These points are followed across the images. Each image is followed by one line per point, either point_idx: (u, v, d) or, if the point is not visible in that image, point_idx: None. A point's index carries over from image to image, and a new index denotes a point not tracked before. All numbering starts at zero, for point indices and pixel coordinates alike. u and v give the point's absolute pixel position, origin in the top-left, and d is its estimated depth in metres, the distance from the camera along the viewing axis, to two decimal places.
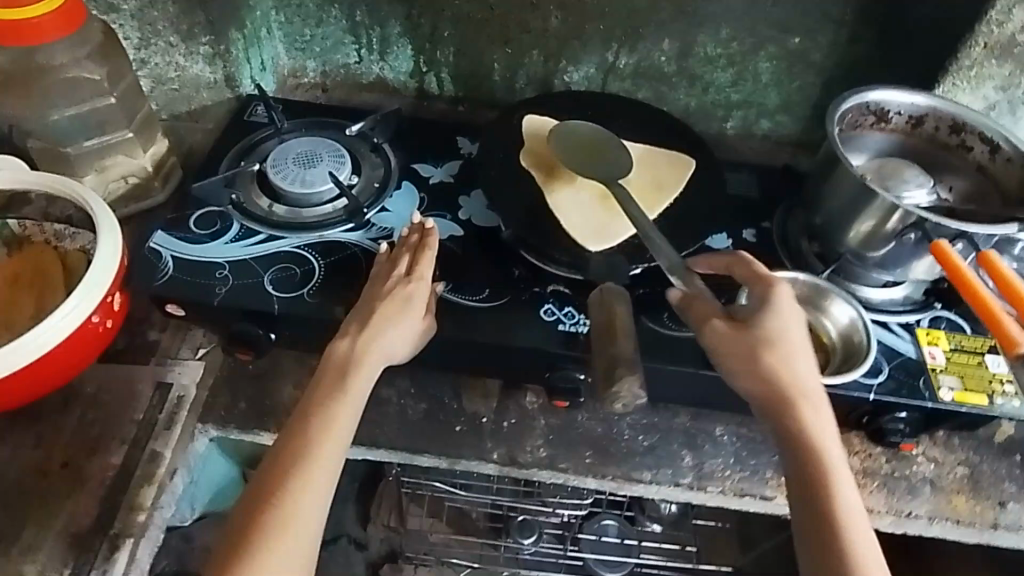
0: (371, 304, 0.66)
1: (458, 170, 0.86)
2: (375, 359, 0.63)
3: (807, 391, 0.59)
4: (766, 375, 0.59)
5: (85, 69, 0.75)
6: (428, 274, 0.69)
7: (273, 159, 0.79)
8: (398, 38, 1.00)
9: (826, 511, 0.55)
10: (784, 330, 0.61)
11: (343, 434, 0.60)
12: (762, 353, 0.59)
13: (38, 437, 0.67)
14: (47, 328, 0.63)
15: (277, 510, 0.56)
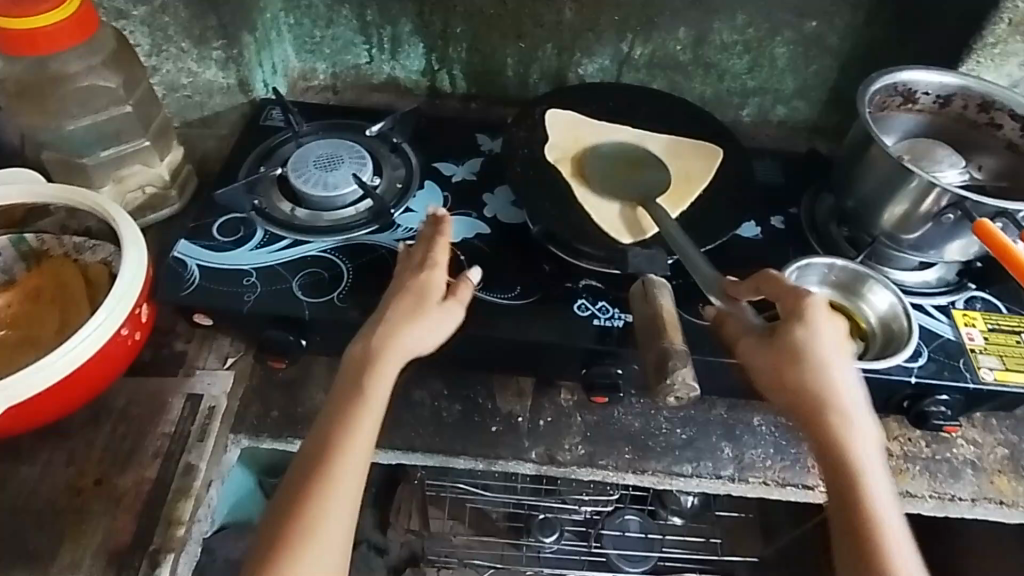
0: (388, 303, 0.64)
1: (480, 168, 0.84)
2: (394, 354, 0.61)
3: (842, 400, 0.57)
4: (798, 385, 0.57)
5: (100, 77, 0.73)
6: (439, 266, 0.66)
7: (294, 162, 0.78)
8: (409, 37, 0.99)
9: (863, 527, 0.52)
10: (821, 337, 0.57)
11: (367, 441, 0.58)
12: (792, 362, 0.57)
13: (69, 454, 0.66)
14: (77, 343, 0.62)
15: (301, 525, 0.54)
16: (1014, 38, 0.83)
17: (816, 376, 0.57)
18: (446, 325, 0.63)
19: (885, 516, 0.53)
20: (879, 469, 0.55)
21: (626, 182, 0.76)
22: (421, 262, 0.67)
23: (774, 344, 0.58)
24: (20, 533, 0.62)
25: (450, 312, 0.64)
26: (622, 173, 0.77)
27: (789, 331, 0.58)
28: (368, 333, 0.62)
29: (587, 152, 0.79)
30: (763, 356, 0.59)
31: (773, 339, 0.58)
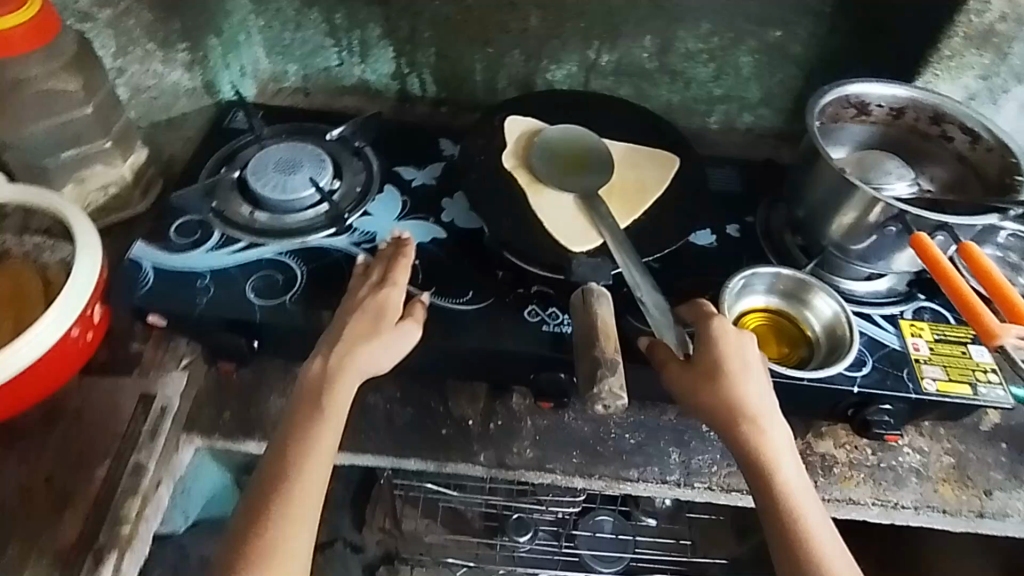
0: (349, 319, 0.65)
1: (440, 173, 0.85)
2: (353, 372, 0.62)
3: (763, 420, 0.60)
4: (732, 400, 0.60)
5: (60, 80, 0.74)
6: (397, 282, 0.68)
7: (255, 168, 0.79)
8: (378, 41, 1.00)
9: (798, 541, 0.56)
10: (736, 357, 0.62)
11: (323, 462, 0.59)
12: (711, 385, 0.60)
13: (21, 453, 0.67)
14: (28, 344, 0.63)
15: (262, 547, 0.55)
16: (969, 51, 0.83)
17: (736, 396, 0.60)
18: (406, 343, 0.65)
19: (817, 531, 0.57)
20: (802, 485, 0.59)
21: (583, 186, 0.77)
22: (374, 280, 0.68)
23: (692, 368, 0.62)
24: None
25: (408, 329, 0.65)
26: (576, 178, 0.78)
27: (705, 356, 0.62)
28: (328, 350, 0.63)
29: (544, 159, 0.79)
30: (678, 378, 0.62)
31: (692, 366, 0.62)
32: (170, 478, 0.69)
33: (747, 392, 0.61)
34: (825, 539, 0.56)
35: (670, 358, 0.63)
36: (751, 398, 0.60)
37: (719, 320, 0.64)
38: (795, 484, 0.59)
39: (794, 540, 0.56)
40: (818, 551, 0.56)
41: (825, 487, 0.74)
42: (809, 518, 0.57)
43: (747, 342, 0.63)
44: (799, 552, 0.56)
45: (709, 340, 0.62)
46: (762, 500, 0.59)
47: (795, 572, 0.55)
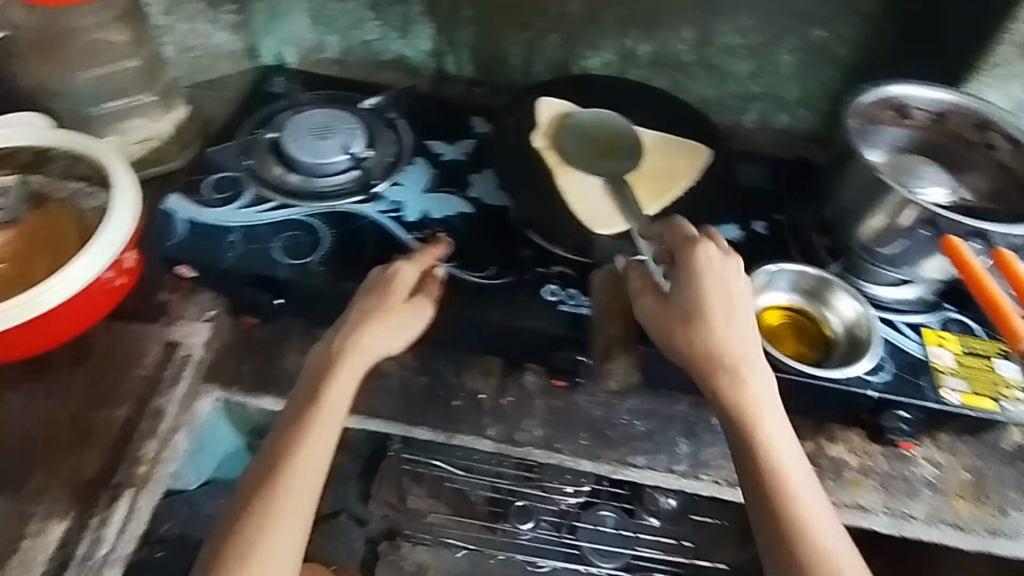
0: (357, 305, 0.66)
1: (470, 149, 0.85)
2: (359, 357, 0.63)
3: (740, 362, 0.60)
4: (708, 343, 0.59)
5: (107, 32, 0.77)
6: (407, 263, 0.69)
7: (290, 130, 0.80)
8: (419, 17, 1.00)
9: (776, 491, 0.56)
10: (714, 298, 0.60)
11: (332, 424, 0.60)
12: (688, 327, 0.60)
13: (49, 389, 0.69)
14: (62, 281, 0.65)
15: (254, 533, 0.54)
16: (1019, 59, 0.82)
17: (714, 339, 0.60)
18: (413, 324, 0.66)
19: (791, 475, 0.57)
20: (776, 429, 0.59)
21: (612, 172, 0.77)
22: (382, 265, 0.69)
23: (670, 308, 0.61)
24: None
25: (417, 309, 0.67)
26: (606, 162, 0.78)
27: (685, 296, 0.61)
28: (335, 338, 0.64)
29: (575, 141, 0.79)
30: (657, 318, 0.62)
31: (670, 304, 0.61)
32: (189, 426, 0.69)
33: (724, 335, 0.60)
34: (798, 482, 0.57)
35: (646, 295, 0.64)
36: (729, 340, 0.60)
37: (699, 254, 0.61)
38: (770, 427, 0.58)
39: (768, 487, 0.56)
40: (791, 493, 0.56)
41: (835, 491, 0.73)
42: (783, 465, 0.57)
43: (726, 281, 0.61)
44: (777, 503, 0.55)
45: (689, 279, 0.61)
46: (737, 443, 0.59)
47: (773, 522, 0.55)
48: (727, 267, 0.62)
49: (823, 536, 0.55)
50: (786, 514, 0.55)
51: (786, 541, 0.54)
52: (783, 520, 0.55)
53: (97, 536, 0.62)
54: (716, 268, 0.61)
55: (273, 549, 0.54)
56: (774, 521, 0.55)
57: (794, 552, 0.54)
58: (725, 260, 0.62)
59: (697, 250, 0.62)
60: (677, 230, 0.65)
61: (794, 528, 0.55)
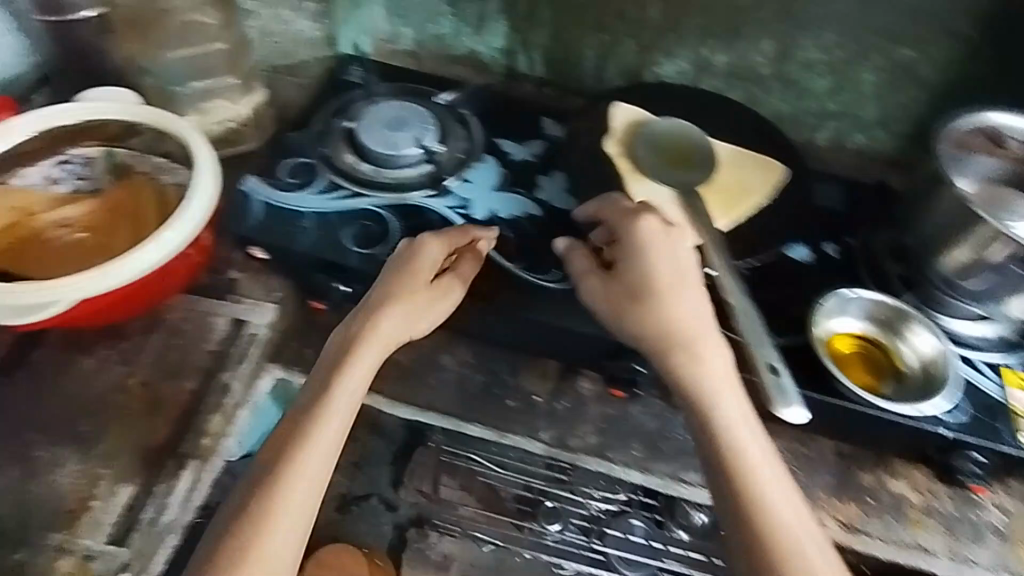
0: (380, 288, 0.66)
1: (540, 150, 0.85)
2: (378, 345, 0.63)
3: (694, 339, 0.60)
4: (660, 320, 0.61)
5: (199, 13, 0.77)
6: (433, 237, 0.68)
7: (364, 121, 0.81)
8: (495, 14, 1.01)
9: (740, 479, 0.55)
10: (664, 272, 0.62)
11: (349, 397, 0.60)
12: (636, 304, 0.61)
13: (123, 355, 0.72)
14: (144, 255, 0.67)
15: (262, 520, 0.53)
16: None
17: (664, 316, 0.61)
18: (434, 310, 0.66)
19: (751, 457, 0.56)
20: (735, 412, 0.58)
21: (684, 186, 0.75)
22: (410, 243, 0.68)
23: (615, 285, 0.63)
24: (68, 422, 0.67)
25: (441, 293, 0.67)
26: (678, 175, 0.76)
27: (628, 273, 0.63)
28: (359, 323, 0.64)
29: (646, 151, 0.77)
30: (604, 295, 0.64)
31: (620, 281, 0.63)
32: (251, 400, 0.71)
33: (675, 309, 0.61)
34: (756, 463, 0.56)
35: (591, 274, 0.65)
36: (682, 319, 0.61)
37: (641, 229, 0.63)
38: (724, 407, 0.58)
39: (732, 474, 0.56)
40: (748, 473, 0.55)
41: (891, 527, 0.69)
42: (746, 450, 0.57)
43: (671, 251, 0.63)
44: (740, 489, 0.55)
45: (635, 257, 0.63)
46: (694, 425, 0.59)
47: (736, 512, 0.54)
48: (670, 241, 0.63)
49: (781, 522, 0.53)
50: (744, 496, 0.54)
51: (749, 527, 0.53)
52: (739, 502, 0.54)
53: (160, 503, 0.64)
54: (657, 239, 0.63)
55: (284, 522, 0.54)
56: (735, 506, 0.54)
57: (752, 537, 0.53)
58: (666, 233, 0.64)
59: (636, 224, 0.64)
60: (612, 203, 0.67)
61: (750, 511, 0.54)
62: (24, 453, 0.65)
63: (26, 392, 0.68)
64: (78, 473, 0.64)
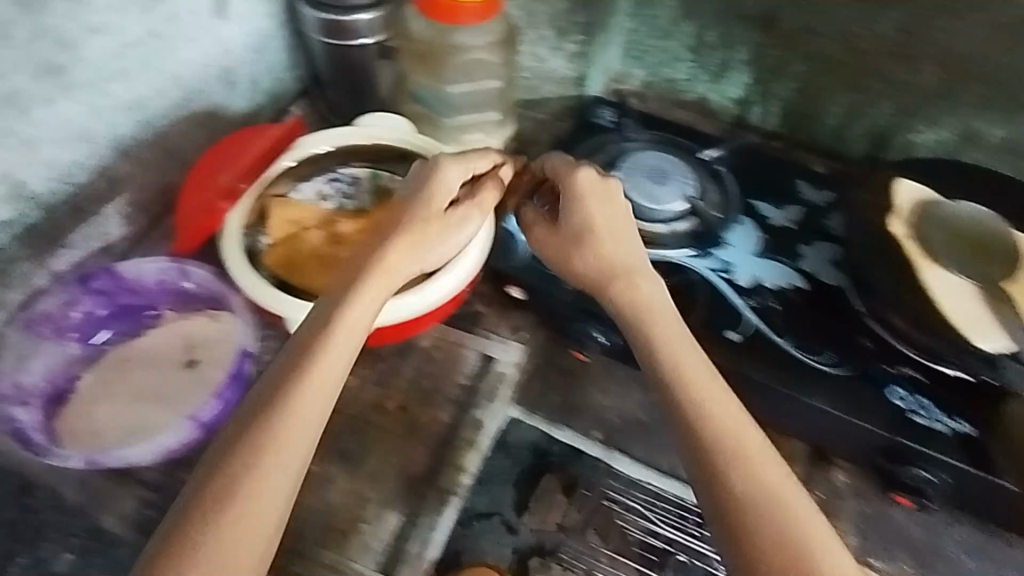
0: (393, 212, 0.65)
1: (799, 218, 0.81)
2: (388, 270, 0.62)
3: (633, 290, 0.63)
4: (613, 277, 0.63)
5: (487, 53, 0.79)
6: (451, 160, 0.66)
7: (628, 169, 0.81)
8: (739, 65, 0.99)
9: (733, 461, 0.53)
10: (600, 223, 0.65)
11: (359, 315, 0.59)
12: (577, 250, 0.65)
13: (380, 376, 0.73)
14: (438, 285, 0.69)
15: (263, 440, 0.51)
16: None
17: (597, 261, 0.64)
18: (451, 238, 0.65)
19: (742, 438, 0.54)
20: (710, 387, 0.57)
21: (984, 281, 0.70)
22: (425, 165, 0.66)
23: (560, 231, 0.66)
24: (333, 436, 0.69)
25: (461, 221, 0.66)
26: (975, 267, 0.71)
27: (571, 218, 0.65)
28: (365, 249, 0.63)
29: (937, 239, 0.72)
30: (553, 242, 0.67)
31: (563, 230, 0.66)
32: (489, 425, 0.71)
33: (614, 253, 0.64)
34: (736, 420, 0.55)
35: (539, 226, 0.68)
36: (614, 258, 0.64)
37: (582, 180, 0.66)
38: (694, 370, 0.58)
39: (721, 456, 0.53)
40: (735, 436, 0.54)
41: None
42: (736, 432, 0.54)
43: (609, 202, 0.66)
44: (731, 475, 0.52)
45: (574, 207, 0.65)
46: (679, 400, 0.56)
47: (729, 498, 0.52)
48: (606, 189, 0.66)
49: (780, 497, 0.51)
50: (736, 467, 0.53)
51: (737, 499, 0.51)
52: (724, 468, 0.53)
53: (421, 534, 0.65)
54: (594, 188, 0.65)
55: (288, 439, 0.52)
56: (715, 470, 0.53)
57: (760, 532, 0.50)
58: (603, 182, 0.66)
59: (577, 175, 0.66)
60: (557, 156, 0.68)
61: (738, 477, 0.52)
62: None
63: None
64: (346, 492, 0.66)
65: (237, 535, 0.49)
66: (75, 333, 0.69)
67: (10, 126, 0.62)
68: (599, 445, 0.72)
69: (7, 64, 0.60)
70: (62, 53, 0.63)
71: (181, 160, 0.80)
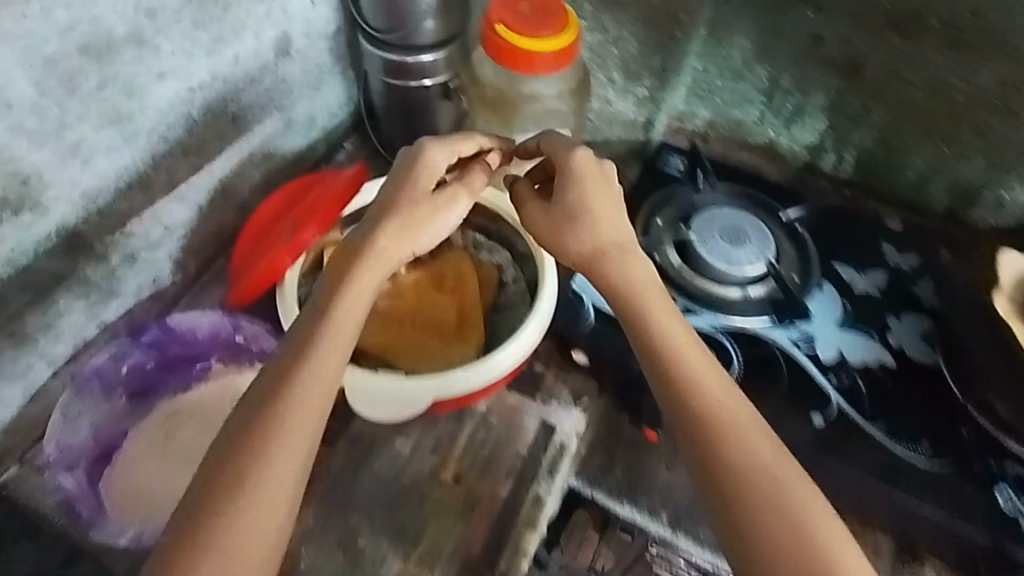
0: (382, 198, 0.62)
1: (885, 284, 0.76)
2: (380, 258, 0.59)
3: (635, 290, 0.59)
4: (612, 269, 0.60)
5: (559, 101, 0.75)
6: (436, 144, 0.63)
7: (700, 227, 0.77)
8: (816, 110, 0.92)
9: (747, 478, 0.51)
10: (596, 209, 0.60)
11: (354, 305, 0.57)
12: (572, 235, 0.61)
13: (436, 443, 0.69)
14: (507, 353, 0.65)
15: (266, 449, 0.50)
16: None
17: (590, 248, 0.60)
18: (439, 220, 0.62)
19: (756, 455, 0.52)
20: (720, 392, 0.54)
21: None
22: (409, 152, 0.63)
23: (552, 217, 0.62)
24: (388, 507, 0.65)
25: (446, 204, 0.62)
26: None
27: (566, 205, 0.61)
28: (354, 237, 0.60)
29: None
30: (546, 226, 0.62)
31: (556, 213, 0.62)
32: (551, 501, 0.67)
33: (610, 240, 0.60)
34: (752, 435, 0.52)
35: (530, 205, 0.64)
36: (609, 245, 0.60)
37: (576, 160, 0.61)
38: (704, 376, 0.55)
39: (734, 473, 0.51)
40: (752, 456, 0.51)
41: None
42: (747, 445, 0.52)
43: (604, 183, 0.61)
44: (745, 493, 0.50)
45: (570, 190, 0.61)
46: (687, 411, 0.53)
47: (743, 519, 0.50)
48: (603, 173, 0.62)
49: (799, 517, 0.50)
50: (753, 489, 0.50)
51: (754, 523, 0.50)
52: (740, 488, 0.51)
53: None
54: (588, 171, 0.61)
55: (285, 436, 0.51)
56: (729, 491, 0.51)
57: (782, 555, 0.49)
58: (599, 164, 0.62)
59: (571, 156, 0.62)
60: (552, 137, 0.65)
61: (757, 500, 0.50)
62: (350, 536, 0.64)
63: (347, 470, 0.67)
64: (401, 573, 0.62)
65: (244, 539, 0.48)
66: (123, 389, 0.66)
67: (73, 177, 0.58)
68: (666, 525, 0.67)
69: (72, 115, 0.56)
70: (128, 101, 0.60)
71: (237, 203, 0.77)
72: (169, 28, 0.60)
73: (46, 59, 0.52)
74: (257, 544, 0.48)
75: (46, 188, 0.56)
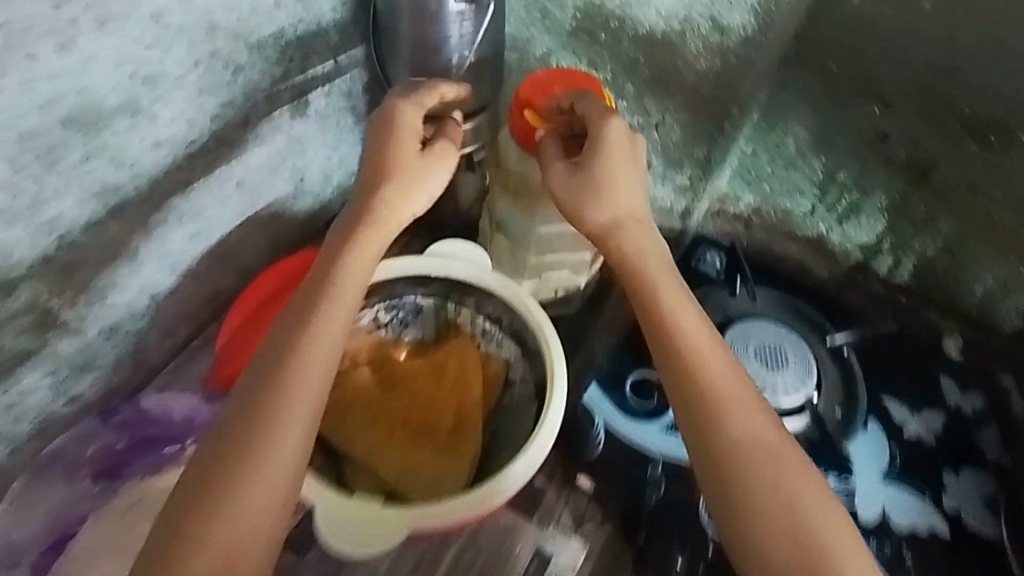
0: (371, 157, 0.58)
1: (940, 429, 0.69)
2: (385, 223, 0.57)
3: (650, 251, 0.55)
4: (630, 239, 0.55)
5: None
6: (405, 101, 0.59)
7: (734, 340, 0.71)
8: (875, 210, 0.78)
9: (758, 466, 0.47)
10: (619, 173, 0.56)
11: (362, 259, 0.55)
12: (593, 197, 0.55)
13: (415, 564, 0.62)
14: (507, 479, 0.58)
15: (269, 410, 0.48)
16: None
17: (609, 212, 0.55)
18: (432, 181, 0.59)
19: (765, 443, 0.48)
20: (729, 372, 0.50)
21: None
22: (379, 111, 0.60)
23: (579, 178, 0.56)
24: None
25: (436, 164, 0.59)
26: None
27: (596, 171, 0.55)
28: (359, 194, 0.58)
29: None
30: (568, 186, 0.56)
31: (579, 172, 0.56)
32: None
33: (630, 203, 0.56)
34: (760, 416, 0.49)
35: (555, 165, 0.58)
36: (626, 209, 0.56)
37: (614, 122, 0.56)
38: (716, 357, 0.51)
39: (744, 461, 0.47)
40: (767, 438, 0.48)
41: None
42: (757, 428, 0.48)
43: (630, 148, 0.57)
44: (754, 482, 0.47)
45: (602, 152, 0.55)
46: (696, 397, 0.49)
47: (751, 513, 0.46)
48: (633, 142, 0.57)
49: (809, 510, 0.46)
50: (762, 480, 0.47)
51: (760, 499, 0.46)
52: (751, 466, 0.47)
53: None
54: (618, 134, 0.56)
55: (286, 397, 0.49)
56: (737, 484, 0.47)
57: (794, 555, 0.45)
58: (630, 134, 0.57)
59: (606, 117, 0.56)
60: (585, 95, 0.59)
61: (762, 477, 0.47)
62: None
63: None
64: None
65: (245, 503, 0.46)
66: (85, 471, 0.63)
67: (45, 253, 0.54)
68: None
69: (51, 190, 0.51)
70: (116, 173, 0.55)
71: (237, 267, 0.72)
72: (171, 96, 0.56)
73: (22, 134, 0.48)
74: (258, 500, 0.46)
75: (13, 266, 0.52)
